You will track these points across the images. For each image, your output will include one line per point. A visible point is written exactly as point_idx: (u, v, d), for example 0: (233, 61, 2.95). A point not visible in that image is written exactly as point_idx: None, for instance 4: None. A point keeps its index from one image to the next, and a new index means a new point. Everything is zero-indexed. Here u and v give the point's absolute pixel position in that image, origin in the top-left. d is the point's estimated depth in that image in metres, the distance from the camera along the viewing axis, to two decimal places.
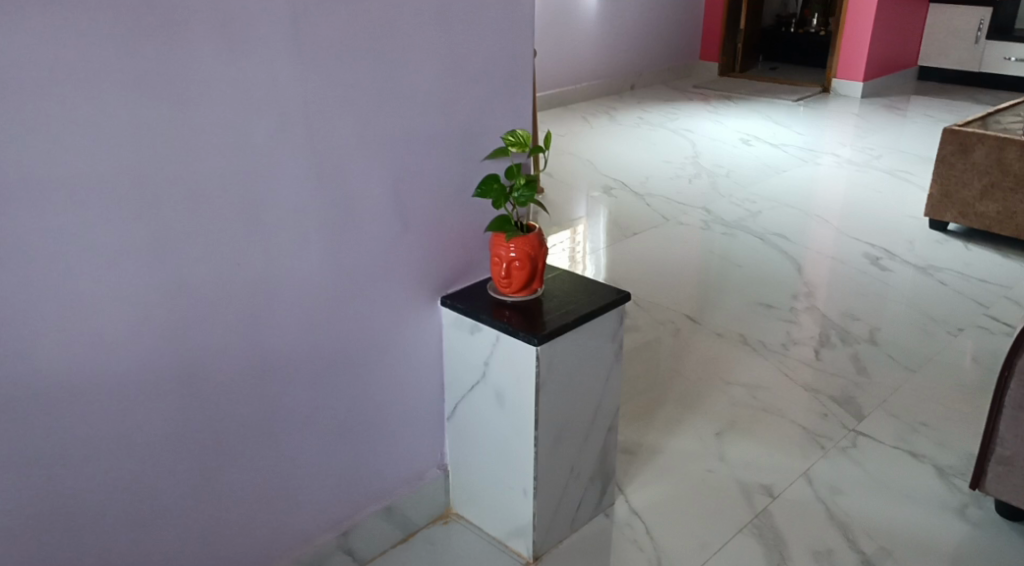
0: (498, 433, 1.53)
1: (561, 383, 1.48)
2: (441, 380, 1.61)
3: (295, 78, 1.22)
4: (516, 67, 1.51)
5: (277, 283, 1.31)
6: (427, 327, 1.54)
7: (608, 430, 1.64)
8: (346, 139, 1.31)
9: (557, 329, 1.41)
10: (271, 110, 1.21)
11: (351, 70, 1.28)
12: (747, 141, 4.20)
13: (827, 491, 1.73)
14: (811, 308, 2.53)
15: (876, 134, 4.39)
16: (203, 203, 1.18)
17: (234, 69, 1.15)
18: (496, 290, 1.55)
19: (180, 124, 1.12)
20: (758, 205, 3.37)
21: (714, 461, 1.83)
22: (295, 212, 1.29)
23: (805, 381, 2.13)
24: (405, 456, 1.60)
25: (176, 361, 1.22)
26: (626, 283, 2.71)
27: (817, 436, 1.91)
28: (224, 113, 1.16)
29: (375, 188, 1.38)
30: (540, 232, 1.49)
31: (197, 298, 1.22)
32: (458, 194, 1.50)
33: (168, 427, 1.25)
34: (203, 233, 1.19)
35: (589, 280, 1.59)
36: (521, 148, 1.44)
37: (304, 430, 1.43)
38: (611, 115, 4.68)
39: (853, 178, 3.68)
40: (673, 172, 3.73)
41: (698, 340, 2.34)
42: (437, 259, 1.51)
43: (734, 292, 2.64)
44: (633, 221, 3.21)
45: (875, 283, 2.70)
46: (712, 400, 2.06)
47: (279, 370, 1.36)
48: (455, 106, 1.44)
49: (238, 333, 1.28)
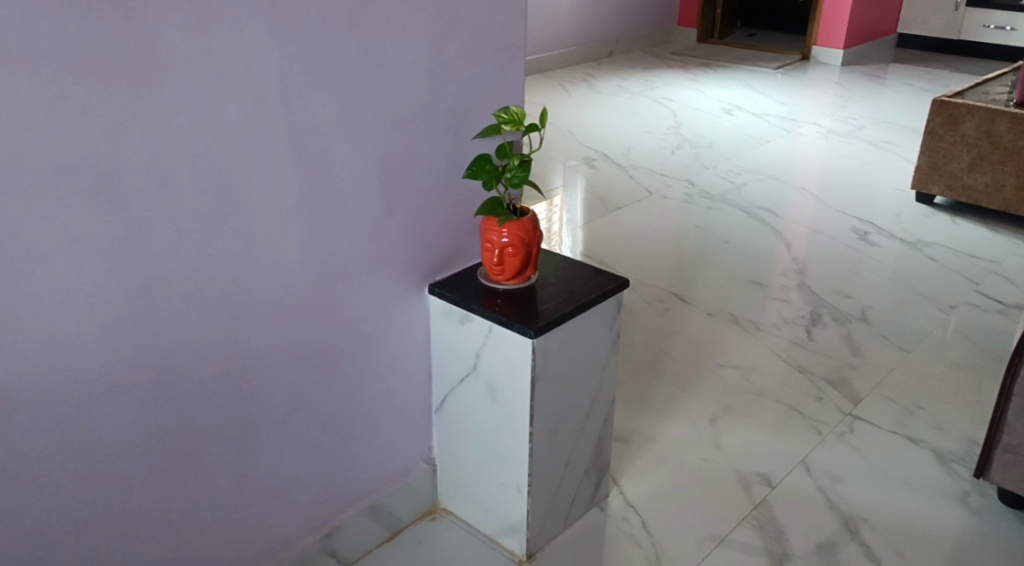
0: (489, 428, 1.45)
1: (557, 376, 1.40)
2: (428, 372, 1.52)
3: (271, 51, 1.11)
4: (508, 38, 1.40)
5: (254, 275, 1.20)
6: (414, 317, 1.45)
7: (604, 422, 1.56)
8: (327, 118, 1.20)
9: (553, 320, 1.33)
10: (244, 86, 1.10)
11: (332, 42, 1.17)
12: (728, 111, 4.13)
13: (827, 479, 1.68)
14: (801, 285, 2.47)
15: (858, 103, 4.33)
16: (171, 190, 1.07)
17: (203, 41, 1.03)
18: (487, 276, 1.46)
19: (144, 103, 1.01)
20: (743, 177, 3.30)
21: (709, 449, 1.77)
22: (272, 197, 1.18)
23: (799, 362, 2.07)
24: (392, 452, 1.52)
25: (144, 363, 1.12)
26: (611, 260, 2.63)
27: (813, 422, 1.86)
28: (193, 91, 1.05)
29: (359, 171, 1.27)
30: (534, 215, 1.40)
31: (167, 294, 1.11)
32: (447, 176, 1.40)
33: (138, 433, 1.15)
34: (172, 223, 1.08)
35: (584, 266, 1.51)
36: (515, 126, 1.33)
37: (285, 430, 1.34)
38: (590, 82, 4.57)
39: (837, 149, 3.63)
40: (655, 143, 3.65)
41: (688, 320, 2.27)
42: (424, 245, 1.41)
43: (722, 269, 2.58)
44: (615, 194, 3.13)
45: (863, 258, 2.65)
46: (704, 384, 1.99)
47: (257, 367, 1.26)
48: (444, 80, 1.33)
49: (212, 330, 1.18)
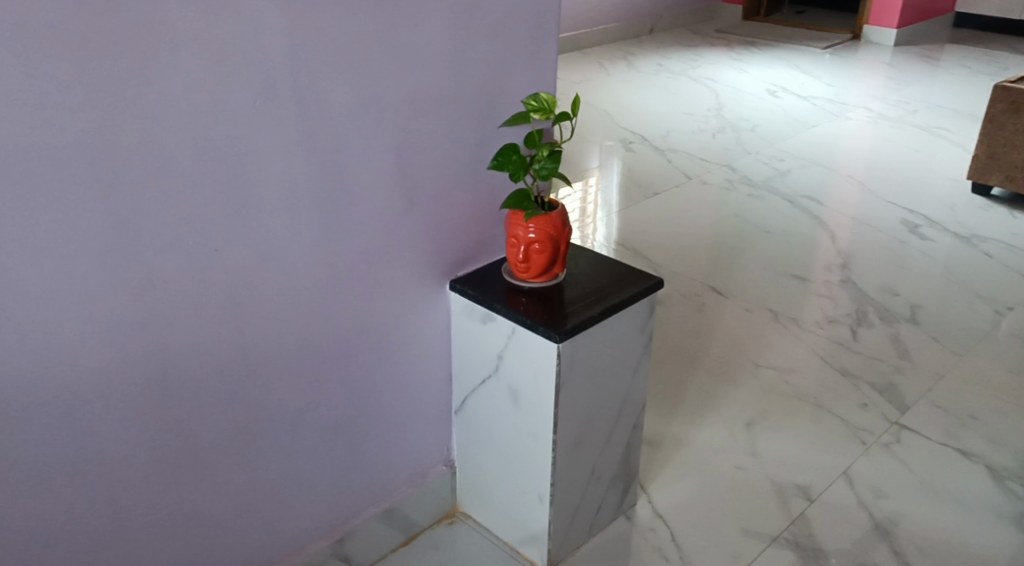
0: (510, 433, 1.37)
1: (583, 381, 1.31)
2: (449, 371, 1.44)
3: (281, 30, 1.03)
4: (541, 19, 1.31)
5: (262, 269, 1.13)
6: (433, 314, 1.37)
7: (633, 428, 1.48)
8: (342, 105, 1.12)
9: (581, 323, 1.25)
10: (252, 69, 1.02)
11: (349, 22, 1.09)
12: (773, 92, 3.97)
13: (869, 494, 1.58)
14: (846, 280, 2.35)
15: (911, 86, 4.14)
16: (171, 180, 1.00)
17: (207, 20, 0.96)
18: (511, 273, 1.37)
19: (142, 86, 0.94)
20: (787, 163, 3.16)
21: (745, 456, 1.68)
22: (281, 188, 1.11)
23: (843, 365, 1.96)
24: (409, 454, 1.45)
25: (143, 362, 1.06)
26: (646, 249, 2.53)
27: (856, 430, 1.75)
28: (195, 73, 0.97)
29: (376, 161, 1.19)
30: (563, 210, 1.31)
31: (167, 290, 1.05)
32: (471, 165, 1.32)
33: (136, 435, 1.09)
34: (172, 215, 1.01)
35: (616, 263, 1.42)
36: (545, 114, 1.24)
37: (294, 432, 1.27)
38: (630, 61, 4.43)
39: (888, 135, 3.46)
40: (695, 125, 3.51)
41: (725, 316, 2.17)
42: (445, 239, 1.33)
43: (763, 261, 2.46)
44: (652, 178, 3.01)
45: (913, 253, 2.51)
46: (741, 386, 1.89)
47: (266, 367, 1.20)
48: (470, 64, 1.24)
49: (216, 328, 1.12)
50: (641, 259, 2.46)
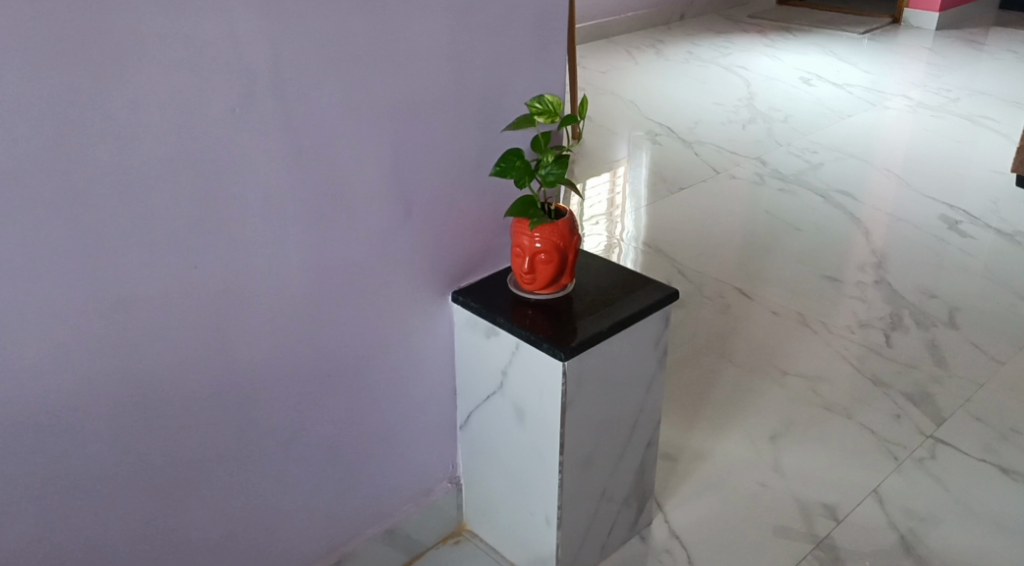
0: (516, 452, 1.31)
1: (592, 399, 1.24)
2: (453, 386, 1.38)
3: (261, 32, 0.96)
4: (547, 16, 1.23)
5: (249, 286, 1.08)
6: (435, 327, 1.31)
7: (648, 445, 1.40)
8: (331, 113, 1.06)
9: (588, 339, 1.17)
10: (231, 74, 0.95)
11: (336, 21, 1.02)
12: (807, 81, 3.83)
13: (902, 515, 1.49)
14: (880, 281, 2.24)
15: (953, 72, 3.98)
16: (145, 194, 0.94)
17: (179, 23, 0.90)
18: (516, 283, 1.30)
19: (110, 95, 0.88)
20: (820, 155, 3.04)
21: (768, 472, 1.60)
22: (267, 200, 1.04)
23: (875, 373, 1.86)
24: (412, 472, 1.39)
25: (123, 386, 1.00)
26: (671, 248, 2.43)
27: (888, 444, 1.65)
28: (168, 80, 0.91)
29: (370, 171, 1.13)
30: (571, 217, 1.24)
31: (144, 310, 0.99)
32: (473, 171, 1.25)
33: (117, 460, 1.04)
34: (147, 232, 0.95)
35: (628, 272, 1.34)
36: (550, 117, 1.16)
37: (287, 452, 1.22)
38: (658, 49, 4.31)
39: (927, 124, 3.32)
40: (724, 116, 3.39)
41: (751, 320, 2.08)
42: (446, 249, 1.26)
43: (792, 261, 2.35)
44: (679, 173, 2.91)
45: (953, 251, 2.39)
46: (766, 396, 1.81)
47: (256, 386, 1.14)
48: (470, 64, 1.17)
49: (201, 349, 1.06)
50: (665, 259, 2.37)
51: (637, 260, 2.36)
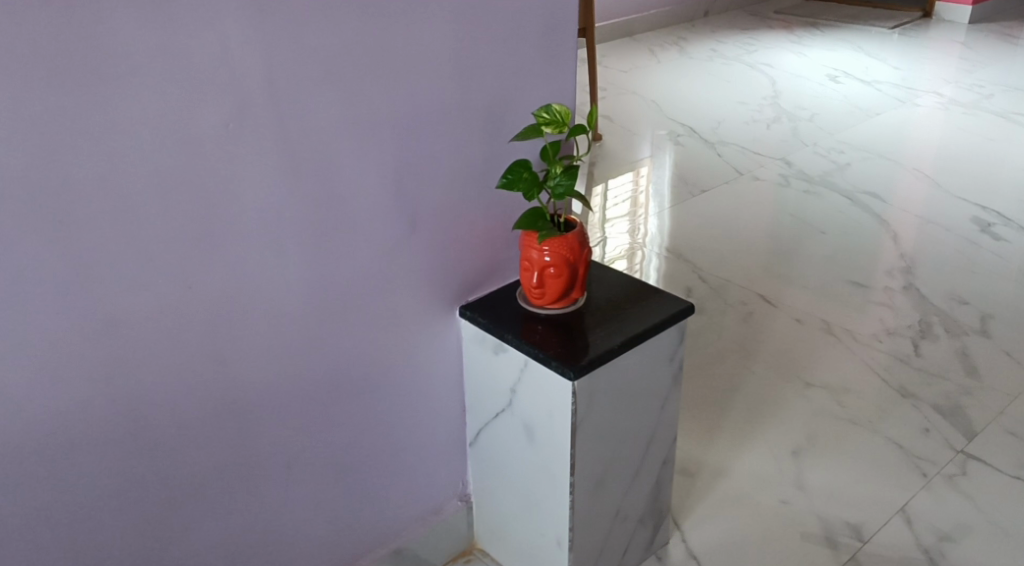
0: (526, 471, 1.27)
1: (603, 418, 1.20)
2: (462, 402, 1.35)
3: (255, 45, 0.93)
4: (555, 22, 1.18)
5: (248, 305, 1.04)
6: (441, 343, 1.27)
7: (663, 463, 1.36)
8: (330, 127, 1.02)
9: (598, 357, 1.13)
10: (223, 88, 0.92)
11: (333, 32, 0.98)
12: (834, 78, 3.74)
13: (931, 535, 1.43)
14: (908, 287, 2.16)
15: (986, 68, 3.87)
16: (135, 214, 0.91)
17: (167, 38, 0.87)
18: (526, 297, 1.26)
19: (96, 114, 0.85)
20: (847, 155, 2.96)
21: (790, 489, 1.54)
22: (264, 217, 1.01)
23: (902, 383, 1.80)
24: (420, 490, 1.36)
25: (117, 410, 0.98)
26: (692, 253, 2.37)
27: (917, 459, 1.59)
28: (157, 96, 0.88)
29: (371, 186, 1.09)
30: (581, 230, 1.20)
31: (136, 332, 0.96)
32: (479, 183, 1.21)
33: (113, 486, 1.01)
34: (138, 251, 0.92)
35: (641, 284, 1.29)
36: (558, 127, 1.12)
37: (289, 473, 1.18)
38: (681, 46, 4.24)
39: (959, 122, 3.22)
40: (748, 116, 3.32)
41: (774, 328, 2.02)
42: (452, 264, 1.23)
43: (817, 267, 2.29)
44: (701, 174, 2.85)
45: (985, 255, 2.31)
46: (789, 408, 1.75)
47: (256, 406, 1.11)
48: (476, 73, 1.13)
49: (199, 371, 1.03)
50: (686, 265, 2.31)
51: (658, 266, 2.30)
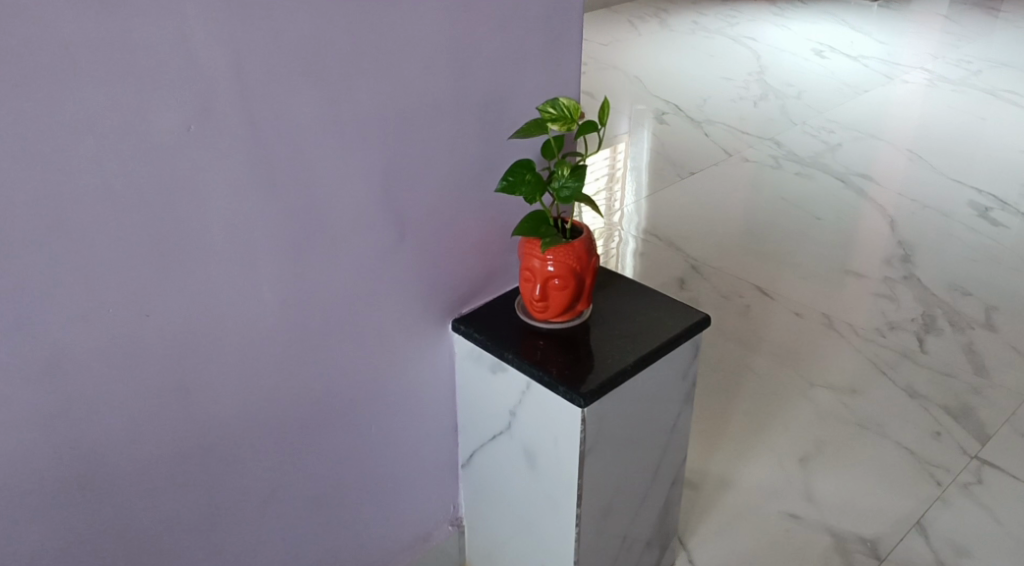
0: (527, 499, 1.16)
1: (612, 444, 1.09)
2: (454, 423, 1.23)
3: (219, 36, 0.79)
4: (561, 4, 1.05)
5: (217, 332, 0.91)
6: (432, 362, 1.16)
7: (672, 484, 1.26)
8: (309, 128, 0.89)
9: (610, 380, 1.02)
10: (185, 87, 0.78)
11: (312, 20, 0.84)
12: (820, 53, 3.64)
13: (950, 551, 1.35)
14: (909, 277, 2.08)
15: (971, 42, 3.80)
16: (78, 234, 0.77)
17: (116, 28, 0.73)
18: (525, 309, 1.15)
19: (28, 120, 0.71)
20: (837, 135, 2.87)
21: (799, 501, 1.46)
22: (233, 233, 0.88)
23: (909, 382, 1.72)
24: (409, 518, 1.25)
25: (67, 457, 0.85)
26: (683, 241, 2.27)
27: (930, 466, 1.51)
28: (102, 96, 0.74)
29: (355, 194, 0.96)
30: (588, 236, 1.08)
31: (87, 369, 0.83)
32: (475, 186, 1.08)
33: (65, 540, 0.88)
34: (85, 277, 0.79)
35: (652, 293, 1.18)
36: (566, 125, 1.00)
37: (266, 512, 1.06)
38: (661, 18, 4.11)
39: (948, 100, 3.15)
40: (735, 93, 3.21)
41: (772, 322, 1.93)
42: (445, 274, 1.11)
43: (814, 255, 2.19)
44: (689, 155, 2.74)
45: (985, 242, 2.23)
46: (793, 411, 1.66)
47: (228, 442, 0.98)
48: (473, 64, 1.00)
49: (162, 407, 0.90)
50: (675, 253, 2.21)
51: (634, 249, 2.22)
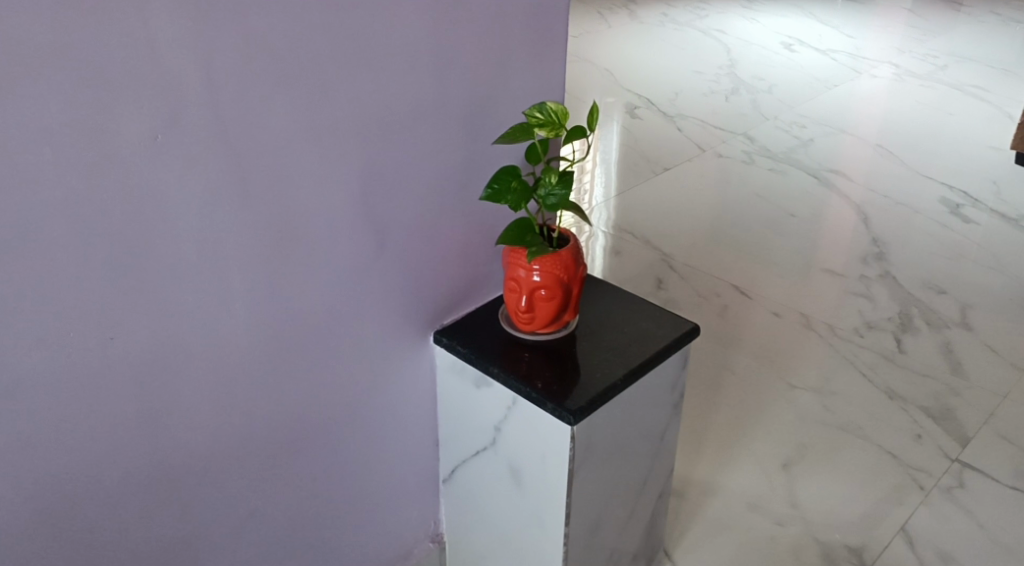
0: (512, 517, 1.12)
1: (601, 460, 1.05)
2: (434, 437, 1.19)
3: (189, 38, 0.73)
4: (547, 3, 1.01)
5: (186, 354, 0.85)
6: (413, 376, 1.11)
7: (659, 497, 1.23)
8: (284, 136, 0.83)
9: (599, 396, 0.98)
10: (152, 94, 0.72)
11: (289, 21, 0.79)
12: (789, 47, 3.64)
13: (936, 557, 1.34)
14: (884, 275, 2.08)
15: (936, 37, 3.82)
16: (34, 254, 0.71)
17: (76, 29, 0.67)
18: (509, 320, 1.10)
19: None
20: (809, 130, 2.86)
21: (783, 507, 1.44)
22: (204, 249, 0.82)
23: (888, 384, 1.71)
24: (388, 537, 1.20)
25: (25, 492, 0.79)
26: (658, 238, 2.24)
27: (913, 470, 1.51)
28: (61, 104, 0.68)
29: (333, 205, 0.91)
30: (575, 245, 1.04)
31: (47, 398, 0.77)
32: (458, 194, 1.03)
33: None
34: (42, 299, 0.73)
35: (639, 303, 1.14)
36: (552, 130, 0.95)
37: (240, 539, 1.01)
38: (631, 10, 4.07)
39: (916, 95, 3.16)
40: (707, 87, 3.19)
41: (750, 322, 1.91)
42: (426, 286, 1.06)
43: (789, 253, 2.18)
44: (662, 150, 2.71)
45: (957, 240, 2.24)
46: (774, 414, 1.64)
47: (200, 468, 0.92)
48: (456, 67, 0.95)
49: (128, 435, 0.84)
50: (650, 251, 2.18)
51: (608, 246, 2.19)
